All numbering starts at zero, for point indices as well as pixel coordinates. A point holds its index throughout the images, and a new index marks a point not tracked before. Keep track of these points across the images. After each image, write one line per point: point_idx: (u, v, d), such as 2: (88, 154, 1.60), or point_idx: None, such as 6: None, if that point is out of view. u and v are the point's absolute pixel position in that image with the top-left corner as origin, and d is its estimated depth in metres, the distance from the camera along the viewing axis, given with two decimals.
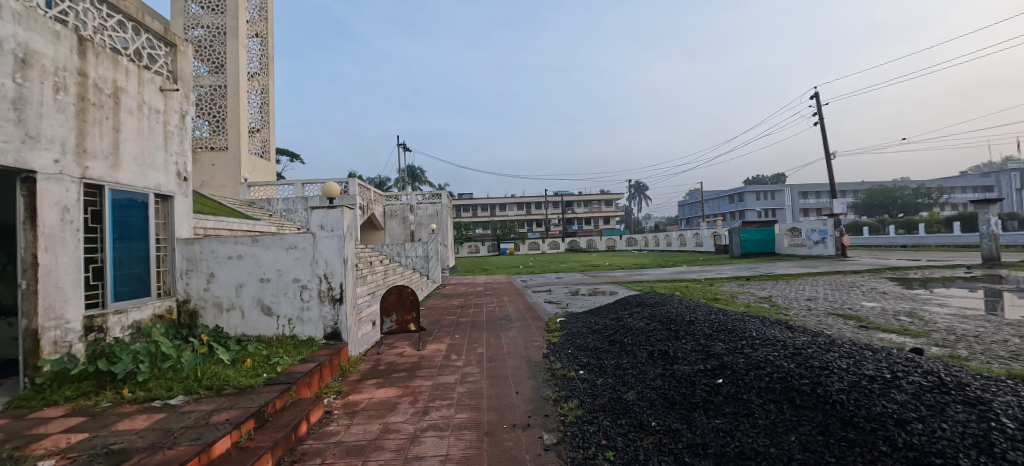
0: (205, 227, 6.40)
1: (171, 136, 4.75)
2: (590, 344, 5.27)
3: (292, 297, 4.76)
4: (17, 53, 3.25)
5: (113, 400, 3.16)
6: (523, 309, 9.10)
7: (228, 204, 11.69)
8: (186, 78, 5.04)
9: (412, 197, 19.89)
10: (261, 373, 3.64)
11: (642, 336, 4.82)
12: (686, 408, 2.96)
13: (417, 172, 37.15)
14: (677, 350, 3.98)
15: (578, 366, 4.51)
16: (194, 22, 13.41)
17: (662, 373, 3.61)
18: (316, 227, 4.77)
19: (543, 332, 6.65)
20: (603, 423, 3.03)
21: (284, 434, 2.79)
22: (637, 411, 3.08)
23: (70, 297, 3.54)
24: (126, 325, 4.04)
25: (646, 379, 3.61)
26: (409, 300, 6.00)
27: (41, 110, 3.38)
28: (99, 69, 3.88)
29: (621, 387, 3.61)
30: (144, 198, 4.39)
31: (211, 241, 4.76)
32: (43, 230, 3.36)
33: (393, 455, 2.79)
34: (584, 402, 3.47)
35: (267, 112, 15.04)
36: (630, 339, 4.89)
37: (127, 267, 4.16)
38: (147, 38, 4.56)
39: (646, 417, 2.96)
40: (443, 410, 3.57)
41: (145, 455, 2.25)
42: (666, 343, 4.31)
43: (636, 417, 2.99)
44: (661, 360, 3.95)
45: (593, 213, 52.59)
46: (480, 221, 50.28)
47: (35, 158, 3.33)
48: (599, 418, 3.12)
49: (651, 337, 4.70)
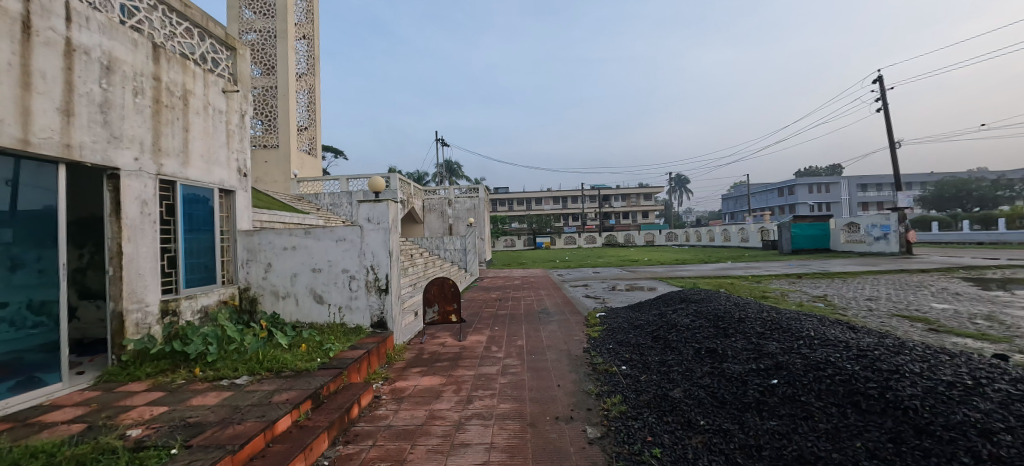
0: (262, 221, 6.79)
1: (233, 135, 5.08)
2: (632, 339, 5.20)
3: (341, 286, 4.98)
4: (103, 61, 3.52)
5: (185, 377, 3.43)
6: (561, 303, 9.05)
7: (280, 198, 12.34)
8: (245, 80, 5.35)
9: (450, 191, 20.25)
10: (315, 357, 3.84)
11: (689, 333, 4.67)
12: (737, 409, 2.85)
13: (455, 166, 37.57)
14: (727, 348, 3.83)
15: (620, 361, 4.43)
16: (248, 27, 14.18)
17: (710, 371, 3.51)
18: (363, 220, 4.97)
19: (583, 326, 6.61)
20: (649, 419, 2.98)
21: (338, 416, 2.94)
22: (684, 409, 3.00)
23: (149, 283, 3.88)
24: (196, 309, 4.38)
25: (689, 377, 3.54)
26: (451, 292, 6.11)
27: (123, 113, 3.68)
28: (171, 73, 4.18)
29: (667, 384, 3.53)
30: (210, 193, 4.72)
31: (268, 233, 5.04)
32: (126, 222, 3.68)
33: (440, 441, 2.89)
34: (627, 398, 3.42)
35: (314, 110, 15.69)
36: (675, 335, 4.75)
37: (196, 256, 4.50)
38: (211, 43, 4.86)
39: (694, 416, 2.89)
40: (487, 400, 3.64)
41: (218, 429, 2.44)
42: (714, 341, 4.16)
43: (684, 415, 2.92)
44: (709, 358, 3.83)
45: (632, 206, 51.29)
46: (517, 214, 50.14)
47: (120, 156, 3.64)
48: (644, 414, 3.07)
49: (697, 334, 4.54)
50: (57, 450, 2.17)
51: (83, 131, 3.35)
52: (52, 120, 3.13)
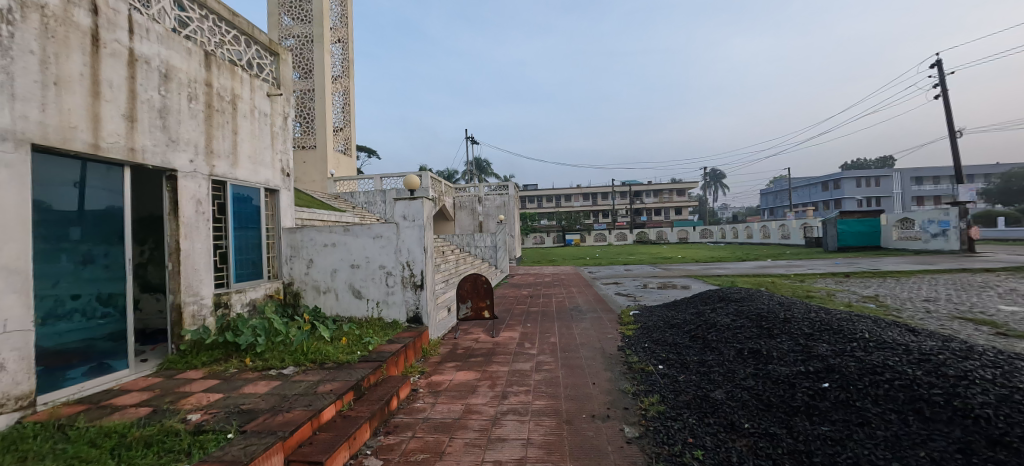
0: (303, 219, 7.06)
1: (277, 136, 5.30)
2: (668, 338, 5.07)
3: (378, 282, 5.11)
4: (162, 70, 3.74)
5: (237, 367, 3.62)
6: (593, 300, 8.95)
7: (318, 197, 12.79)
8: (287, 84, 5.56)
9: (480, 189, 20.42)
10: (356, 350, 3.97)
11: (729, 333, 4.51)
12: (785, 412, 2.74)
13: (484, 164, 37.78)
14: (772, 349, 3.68)
15: (657, 361, 4.34)
16: (286, 33, 14.73)
17: (755, 372, 3.38)
18: (399, 217, 5.07)
19: (616, 324, 6.52)
20: (689, 420, 2.90)
21: (379, 407, 3.03)
22: (726, 411, 2.91)
23: (204, 277, 4.11)
24: (246, 302, 4.61)
25: (731, 378, 3.43)
26: (484, 288, 6.17)
27: (179, 117, 3.90)
28: (221, 79, 4.41)
29: (707, 385, 3.44)
30: (256, 192, 4.95)
31: (309, 230, 5.24)
32: (183, 220, 3.91)
33: (477, 435, 2.92)
34: (665, 398, 3.35)
35: (349, 112, 16.14)
36: (714, 335, 4.61)
37: (245, 253, 4.73)
38: (255, 49, 5.07)
39: (738, 418, 2.79)
40: (522, 396, 3.65)
41: (269, 416, 2.56)
42: (757, 342, 4.01)
43: (727, 417, 2.83)
44: (753, 359, 3.69)
45: (665, 203, 50.02)
46: (547, 211, 49.86)
47: (177, 159, 3.86)
48: (684, 415, 2.99)
49: (739, 334, 4.39)
50: (127, 432, 2.34)
51: (144, 136, 3.57)
52: (118, 126, 3.35)
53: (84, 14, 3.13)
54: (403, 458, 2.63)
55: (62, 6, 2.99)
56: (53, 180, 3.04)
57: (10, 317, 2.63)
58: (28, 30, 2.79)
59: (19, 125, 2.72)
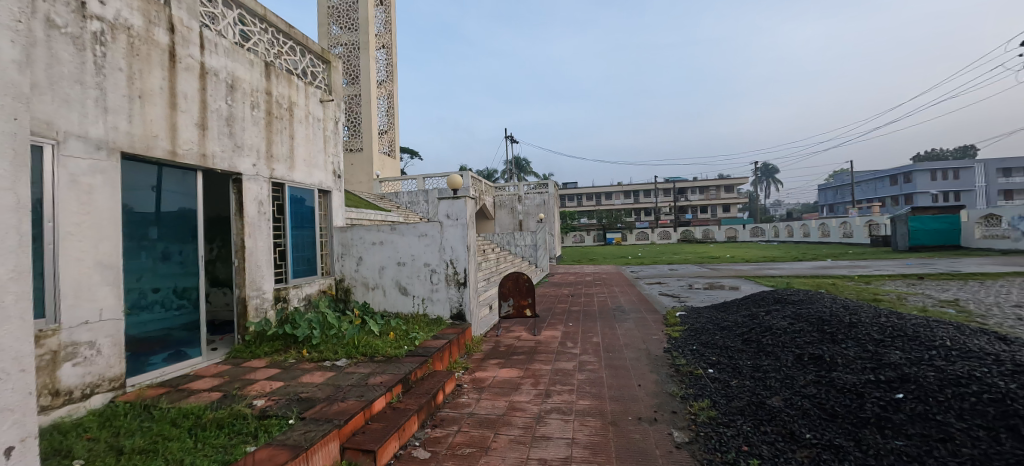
0: (352, 218, 7.38)
1: (329, 140, 5.57)
2: (719, 341, 4.88)
3: (423, 279, 5.26)
4: (228, 81, 4.03)
5: (295, 357, 3.85)
6: (636, 300, 8.76)
7: (366, 198, 13.29)
8: (338, 90, 5.82)
9: (520, 188, 20.50)
10: (403, 345, 4.11)
11: (787, 337, 4.29)
12: (853, 423, 2.59)
13: (524, 163, 37.89)
14: (836, 355, 3.48)
15: (707, 364, 4.19)
16: (335, 42, 15.39)
17: (816, 380, 3.21)
18: (443, 216, 5.20)
19: (661, 325, 6.36)
20: (743, 428, 2.80)
21: (426, 401, 3.13)
22: (785, 420, 2.78)
23: (265, 273, 4.39)
24: (302, 297, 4.88)
25: (789, 384, 3.27)
26: (526, 286, 6.19)
27: (244, 125, 4.19)
28: (279, 88, 4.68)
29: (763, 391, 3.29)
30: (311, 193, 5.23)
31: (359, 229, 5.46)
32: (247, 220, 4.20)
33: (522, 432, 2.95)
34: (716, 403, 3.23)
35: (393, 115, 16.65)
36: (770, 339, 4.40)
37: (302, 250, 5.01)
38: (309, 58, 5.34)
39: (798, 428, 2.66)
40: (565, 395, 3.64)
41: (325, 405, 2.70)
42: (819, 347, 3.80)
43: (786, 426, 2.70)
44: (814, 365, 3.50)
45: (712, 200, 48.04)
46: (588, 209, 49.17)
47: (241, 163, 4.15)
48: (738, 422, 2.88)
49: (798, 338, 4.17)
50: (202, 413, 2.56)
51: (214, 142, 3.86)
52: (192, 134, 3.64)
53: (162, 33, 3.42)
54: (450, 451, 2.70)
55: (145, 27, 3.28)
56: (137, 184, 3.35)
57: (104, 306, 2.93)
58: (118, 49, 3.09)
59: (110, 135, 3.02)
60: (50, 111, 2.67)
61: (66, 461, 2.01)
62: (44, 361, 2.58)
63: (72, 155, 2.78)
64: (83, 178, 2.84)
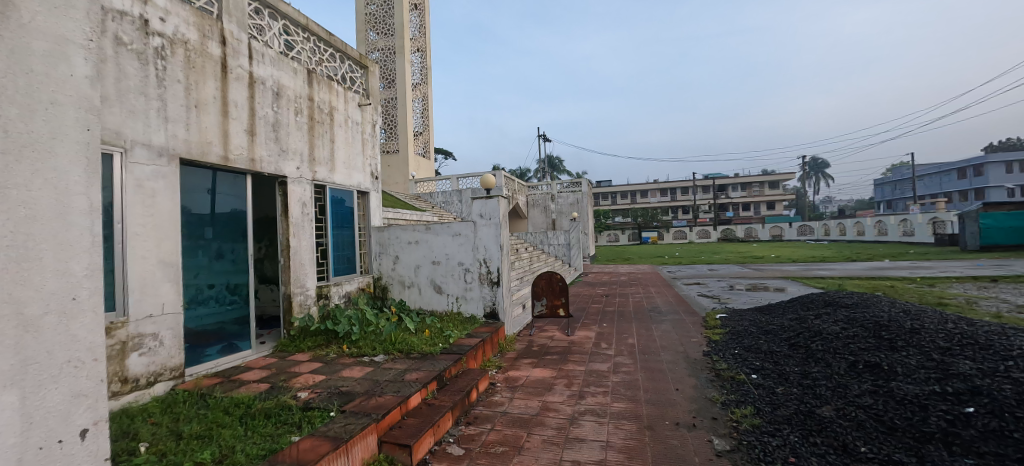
0: (389, 218, 7.58)
1: (367, 142, 5.75)
2: (763, 345, 4.71)
3: (457, 278, 5.35)
4: (274, 88, 4.24)
5: (336, 352, 4.01)
6: (673, 301, 8.56)
7: (402, 198, 13.62)
8: (375, 94, 5.99)
9: (553, 186, 20.42)
10: (438, 342, 4.20)
11: (839, 342, 4.10)
12: (916, 438, 2.48)
13: (557, 161, 37.72)
14: (895, 364, 3.31)
15: (750, 369, 4.06)
16: (372, 47, 15.83)
17: (872, 389, 3.07)
18: (476, 216, 5.26)
19: (700, 327, 6.19)
20: (791, 438, 2.69)
21: (460, 398, 3.19)
22: (837, 432, 2.66)
23: (309, 271, 4.59)
24: (342, 294, 5.08)
25: (841, 392, 3.14)
26: (559, 286, 6.18)
27: (289, 130, 4.40)
28: (321, 94, 4.88)
29: (812, 400, 3.16)
30: (350, 195, 5.42)
31: (395, 229, 5.62)
32: (292, 220, 4.41)
33: (555, 433, 2.96)
34: (761, 411, 3.13)
35: (428, 116, 16.94)
36: (820, 344, 4.21)
37: (342, 249, 5.20)
38: (348, 64, 5.53)
39: (852, 440, 2.54)
40: (600, 397, 3.62)
41: (364, 399, 2.81)
42: (876, 354, 3.62)
43: (838, 438, 2.59)
44: (870, 374, 3.35)
45: (755, 197, 46.11)
46: (623, 208, 48.35)
47: (286, 166, 4.35)
48: (784, 432, 2.78)
49: (851, 344, 3.97)
50: (252, 403, 2.71)
51: (261, 147, 4.07)
52: (242, 140, 3.86)
53: (215, 46, 3.64)
54: (484, 448, 2.75)
55: (199, 40, 3.51)
56: (194, 187, 3.59)
57: (166, 301, 3.16)
58: (176, 63, 3.32)
59: (171, 142, 3.25)
60: (118, 121, 2.90)
61: (134, 442, 2.19)
62: (115, 350, 2.81)
63: (137, 161, 3.01)
64: (147, 182, 3.07)
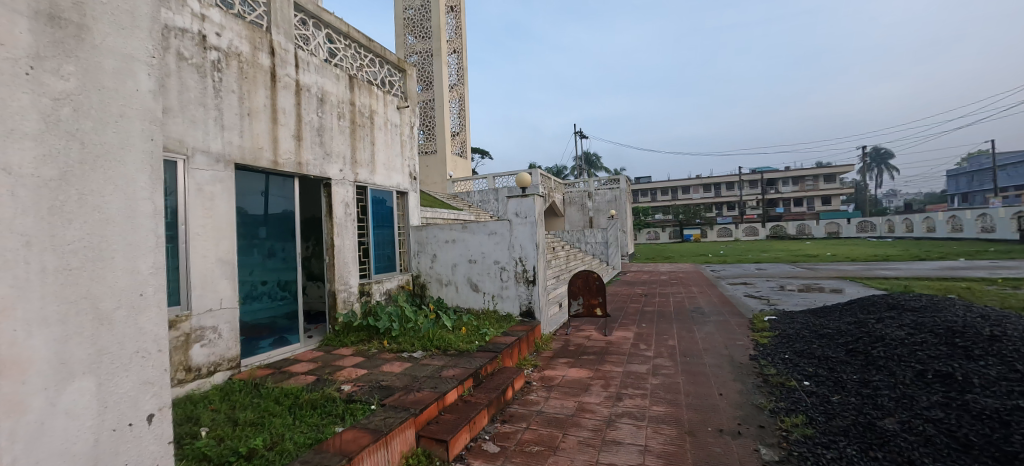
0: (428, 217, 7.76)
1: (405, 144, 5.91)
2: (816, 350, 4.48)
3: (494, 276, 5.41)
4: (318, 95, 4.43)
5: (377, 347, 4.16)
6: (717, 302, 8.29)
7: (440, 198, 13.89)
8: (413, 96, 6.14)
9: (591, 184, 20.10)
10: (474, 340, 4.27)
11: (904, 349, 3.86)
12: (994, 458, 2.32)
13: (594, 158, 37.28)
14: (972, 376, 3.09)
15: (802, 375, 3.88)
16: (411, 51, 16.20)
17: (944, 402, 2.89)
18: (512, 215, 5.30)
19: (746, 330, 5.96)
20: (848, 451, 2.57)
21: (496, 395, 3.24)
22: (901, 446, 2.52)
23: (351, 269, 4.78)
24: (383, 292, 5.25)
25: (907, 403, 2.97)
26: (597, 285, 6.12)
27: (332, 134, 4.59)
28: (362, 98, 5.06)
29: (873, 410, 2.99)
30: (390, 195, 5.59)
31: (433, 228, 5.74)
32: (336, 220, 4.60)
33: (591, 435, 2.95)
34: (814, 420, 2.99)
35: (464, 116, 17.12)
36: (881, 350, 3.97)
37: (383, 248, 5.38)
38: (387, 68, 5.70)
39: (919, 457, 2.40)
40: (638, 399, 3.57)
41: (403, 394, 2.90)
42: (948, 363, 3.38)
43: (903, 454, 2.45)
44: (942, 385, 3.14)
45: (807, 192, 43.65)
46: (664, 205, 47.12)
47: (330, 169, 4.55)
48: (841, 444, 2.65)
49: (919, 352, 3.73)
50: (299, 394, 2.87)
51: (308, 151, 4.27)
52: (290, 145, 4.07)
53: (265, 57, 3.85)
54: (519, 447, 2.78)
55: (251, 52, 3.72)
56: (248, 190, 3.82)
57: (224, 296, 3.38)
58: (231, 74, 3.54)
59: (227, 149, 3.47)
60: (181, 130, 3.14)
61: (195, 427, 2.37)
62: (179, 341, 3.04)
63: (198, 167, 3.24)
64: (206, 186, 3.30)
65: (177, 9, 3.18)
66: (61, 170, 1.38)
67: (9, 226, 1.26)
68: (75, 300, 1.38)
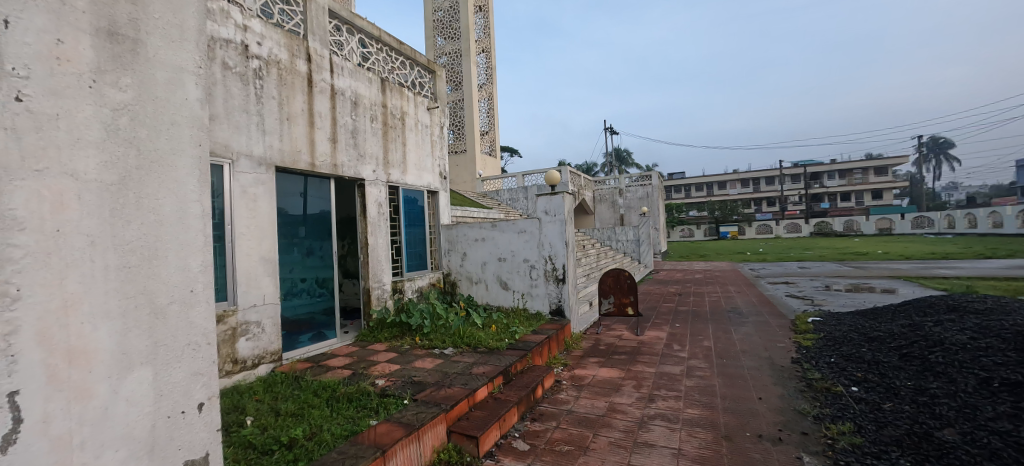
0: (458, 216, 7.87)
1: (435, 144, 6.01)
2: (864, 354, 4.28)
3: (523, 274, 5.43)
4: (352, 98, 4.57)
5: (409, 343, 4.26)
6: (756, 302, 8.02)
7: (470, 197, 14.03)
8: (442, 97, 6.23)
9: (620, 181, 20.01)
10: (504, 338, 4.31)
11: (966, 356, 3.63)
12: None
13: (624, 155, 36.71)
14: None
15: (849, 380, 3.72)
16: (440, 52, 16.43)
17: (1012, 415, 2.71)
18: (541, 213, 5.30)
19: (787, 331, 5.74)
20: (901, 462, 2.45)
21: (526, 394, 3.26)
22: (961, 460, 2.38)
23: (385, 267, 4.91)
24: (415, 289, 5.37)
25: (970, 414, 2.80)
26: (628, 284, 6.04)
27: (366, 136, 4.72)
28: (393, 100, 5.18)
29: (931, 421, 2.84)
30: (421, 194, 5.70)
31: (463, 227, 5.81)
32: (369, 220, 4.74)
33: (623, 436, 2.93)
34: (864, 429, 2.86)
35: (493, 115, 17.16)
36: (940, 356, 3.75)
37: (414, 247, 5.50)
38: (417, 70, 5.81)
39: None
40: (671, 401, 3.51)
41: (435, 390, 2.96)
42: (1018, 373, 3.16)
43: None
44: (1010, 396, 2.94)
45: (854, 186, 41.44)
46: (698, 202, 45.87)
47: (364, 170, 4.68)
48: (893, 455, 2.53)
49: (983, 359, 3.50)
50: (336, 387, 2.98)
51: (342, 153, 4.42)
52: (326, 147, 4.22)
53: (302, 63, 4.01)
54: (549, 446, 2.79)
55: (289, 59, 3.88)
56: (288, 191, 3.98)
57: (266, 292, 3.55)
58: (271, 81, 3.70)
59: (268, 152, 3.63)
60: (227, 136, 3.31)
61: (241, 416, 2.51)
62: (226, 335, 3.21)
63: (242, 170, 3.41)
64: (250, 188, 3.47)
65: (222, 21, 3.35)
66: (120, 175, 1.43)
67: (76, 227, 1.31)
68: (133, 295, 1.43)
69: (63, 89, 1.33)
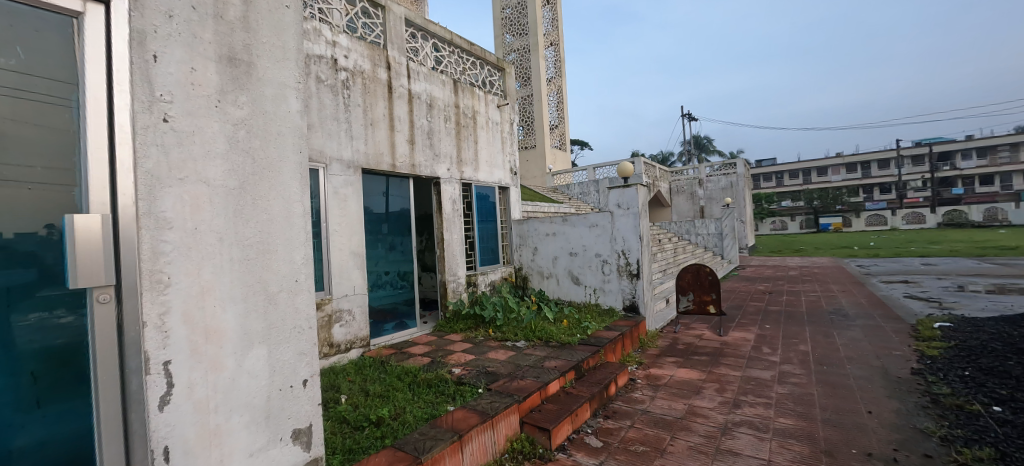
0: (528, 211, 7.97)
1: (506, 140, 6.12)
2: (1009, 369, 3.68)
3: (595, 269, 5.39)
4: (427, 101, 4.81)
5: (483, 335, 4.43)
6: (864, 303, 7.20)
7: (541, 192, 14.09)
8: (512, 93, 6.33)
9: (699, 170, 18.88)
10: (576, 333, 4.32)
11: None
12: None
13: (703, 143, 34.58)
14: None
15: (989, 398, 3.24)
16: (509, 49, 16.65)
17: None
18: (614, 206, 5.21)
19: (905, 338, 5.10)
20: None
21: (598, 390, 3.25)
22: None
23: (460, 261, 5.13)
24: (488, 283, 5.56)
25: None
26: (709, 280, 5.73)
27: (440, 136, 4.95)
28: (465, 100, 5.37)
29: None
30: (492, 191, 5.85)
31: (534, 221, 5.89)
32: (445, 216, 4.97)
33: (704, 441, 2.82)
34: (1009, 456, 2.50)
35: (562, 109, 17.01)
36: None
37: (487, 242, 5.68)
38: (487, 69, 5.96)
39: None
40: (760, 408, 3.30)
41: (508, 381, 3.07)
42: None
43: None
44: None
45: (993, 168, 35.25)
46: (790, 191, 41.96)
47: (439, 169, 4.92)
48: None
49: None
50: (417, 373, 3.19)
51: (420, 154, 4.67)
52: (405, 149, 4.49)
53: (383, 72, 4.30)
54: (623, 445, 2.77)
55: (371, 68, 4.18)
56: (372, 190, 4.31)
57: (356, 284, 3.88)
58: (356, 90, 4.02)
59: (355, 156, 3.96)
60: (321, 143, 3.66)
61: (337, 394, 2.79)
62: (324, 321, 3.57)
63: (334, 173, 3.76)
64: (341, 189, 3.80)
65: (315, 39, 3.71)
66: (240, 180, 1.67)
67: (208, 225, 1.56)
68: (252, 284, 1.67)
69: (197, 109, 1.57)
